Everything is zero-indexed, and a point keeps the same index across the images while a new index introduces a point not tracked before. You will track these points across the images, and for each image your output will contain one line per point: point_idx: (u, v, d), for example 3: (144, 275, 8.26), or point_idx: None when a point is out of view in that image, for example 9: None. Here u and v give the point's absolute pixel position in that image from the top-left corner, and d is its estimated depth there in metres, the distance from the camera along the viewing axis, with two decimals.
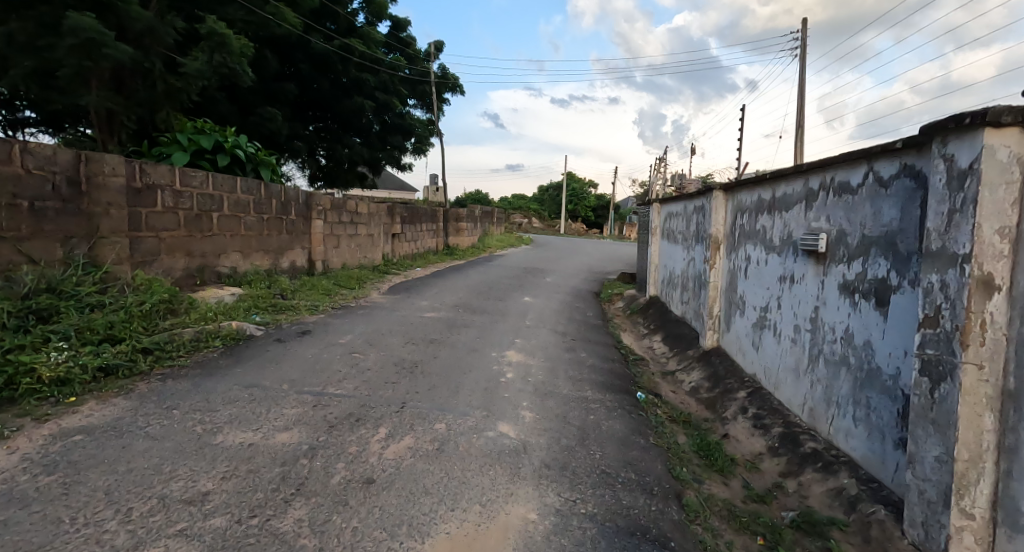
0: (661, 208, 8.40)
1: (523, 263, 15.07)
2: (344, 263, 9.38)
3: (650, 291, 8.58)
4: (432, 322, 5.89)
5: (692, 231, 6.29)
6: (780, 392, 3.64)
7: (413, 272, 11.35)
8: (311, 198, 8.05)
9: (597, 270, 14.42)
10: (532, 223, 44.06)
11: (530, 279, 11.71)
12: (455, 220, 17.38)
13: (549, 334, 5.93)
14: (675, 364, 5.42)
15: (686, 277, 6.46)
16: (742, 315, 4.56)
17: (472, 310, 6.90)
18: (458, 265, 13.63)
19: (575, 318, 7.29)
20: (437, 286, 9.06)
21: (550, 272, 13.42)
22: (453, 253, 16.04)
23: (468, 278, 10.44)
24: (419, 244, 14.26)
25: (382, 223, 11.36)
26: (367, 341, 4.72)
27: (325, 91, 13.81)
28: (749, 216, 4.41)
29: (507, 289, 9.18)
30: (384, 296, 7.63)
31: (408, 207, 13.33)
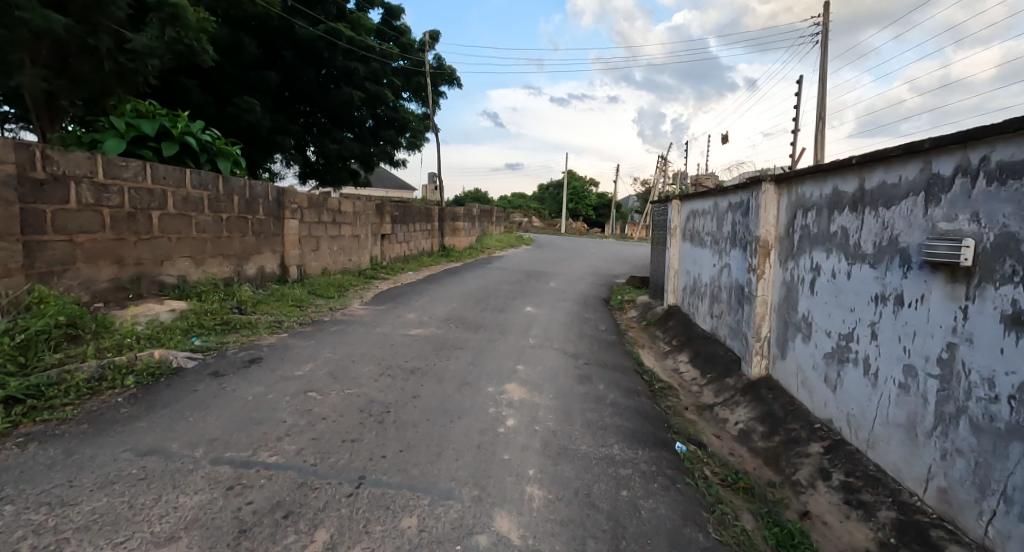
0: (682, 206, 7.47)
1: (524, 265, 14.16)
2: (324, 268, 8.43)
3: (669, 300, 7.65)
4: (417, 342, 4.93)
5: (727, 233, 5.36)
6: (876, 454, 2.71)
7: (404, 276, 10.41)
8: (284, 195, 7.09)
9: (604, 273, 13.44)
10: (532, 222, 43.08)
11: (532, 284, 10.74)
12: (451, 220, 16.39)
13: (558, 357, 4.96)
14: (712, 396, 4.47)
15: (719, 287, 5.53)
16: (805, 340, 3.63)
17: (466, 325, 5.93)
18: (454, 268, 12.70)
19: (586, 333, 6.32)
20: (428, 293, 8.11)
21: (552, 275, 12.49)
22: (449, 254, 15.12)
23: (463, 285, 9.48)
24: (411, 245, 13.34)
25: (369, 224, 10.41)
26: (332, 373, 3.75)
27: (312, 81, 12.84)
28: (819, 215, 3.47)
29: (506, 298, 8.20)
30: (366, 308, 6.67)
31: (400, 205, 12.40)
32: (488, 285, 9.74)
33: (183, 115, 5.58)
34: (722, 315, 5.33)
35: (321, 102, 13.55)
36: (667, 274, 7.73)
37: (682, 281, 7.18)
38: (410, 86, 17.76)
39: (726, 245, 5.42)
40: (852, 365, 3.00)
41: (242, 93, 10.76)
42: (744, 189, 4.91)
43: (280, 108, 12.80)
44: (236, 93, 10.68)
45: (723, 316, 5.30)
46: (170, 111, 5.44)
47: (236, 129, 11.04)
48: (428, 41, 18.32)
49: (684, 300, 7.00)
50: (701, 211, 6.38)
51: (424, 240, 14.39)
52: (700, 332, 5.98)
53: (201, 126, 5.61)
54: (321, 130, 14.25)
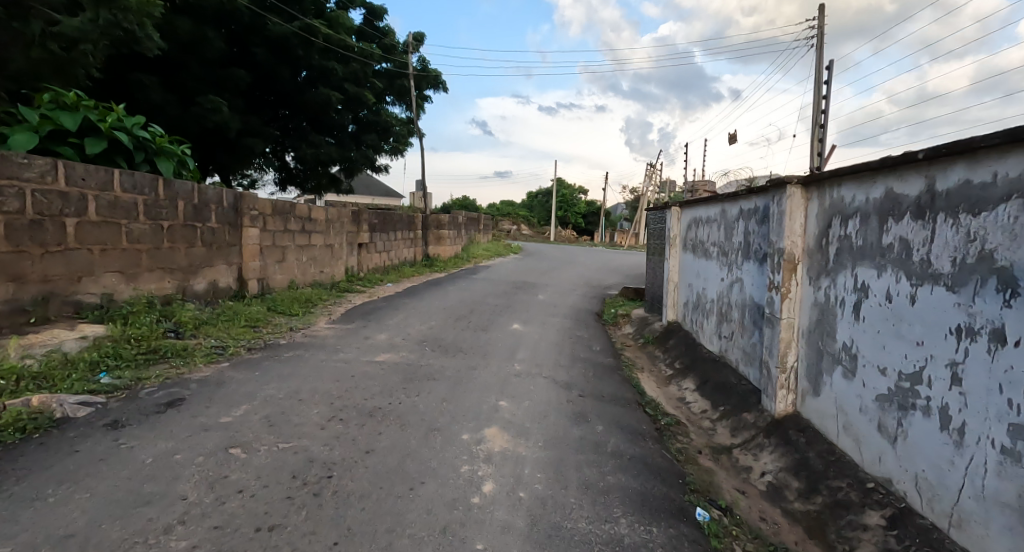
0: (682, 214, 6.88)
1: (511, 276, 13.54)
2: (290, 280, 7.69)
3: (668, 317, 7.05)
4: (384, 372, 4.21)
5: (738, 243, 4.76)
6: (966, 537, 2.07)
7: (382, 289, 9.71)
8: (242, 200, 6.35)
9: (595, 284, 12.82)
10: (520, 230, 42.54)
11: (520, 297, 10.07)
12: (436, 228, 15.67)
13: (549, 390, 4.27)
14: (728, 435, 3.84)
15: (730, 305, 4.93)
16: (845, 375, 3.00)
17: (444, 348, 5.22)
18: (436, 279, 12.04)
19: (578, 355, 5.67)
20: (404, 309, 7.40)
21: (541, 286, 11.86)
22: (433, 264, 14.45)
23: (444, 299, 8.77)
24: (392, 255, 12.65)
25: (344, 233, 9.67)
26: (269, 419, 3.03)
27: (286, 81, 12.12)
28: (865, 223, 2.86)
29: (491, 314, 7.50)
30: (332, 327, 5.95)
31: (380, 213, 11.72)
32: (472, 299, 9.04)
33: (118, 109, 4.88)
34: (735, 338, 4.72)
35: (297, 103, 12.84)
36: (666, 288, 7.13)
37: (683, 297, 6.59)
38: (393, 89, 17.11)
39: (737, 257, 4.82)
40: (919, 413, 2.38)
41: (208, 91, 10.03)
42: (761, 194, 4.31)
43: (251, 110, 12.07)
44: (202, 91, 9.95)
45: (737, 338, 4.69)
46: (101, 103, 4.73)
47: (202, 130, 10.30)
48: (412, 43, 17.70)
49: (687, 317, 6.39)
50: (707, 219, 5.78)
51: (405, 250, 13.67)
52: (709, 355, 5.34)
53: (138, 121, 4.90)
54: (297, 134, 13.53)
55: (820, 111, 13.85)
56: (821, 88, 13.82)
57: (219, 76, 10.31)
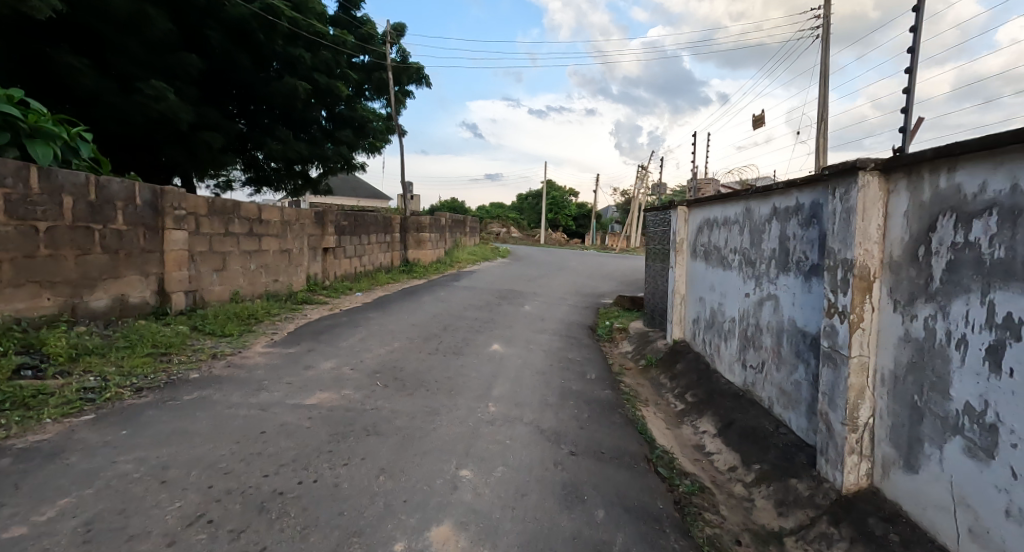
0: (690, 215, 5.91)
1: (496, 282, 12.54)
2: (232, 292, 6.60)
3: (674, 336, 6.08)
4: (311, 424, 3.14)
5: (772, 252, 3.79)
6: None
7: (347, 300, 8.66)
8: (162, 197, 5.24)
9: (587, 292, 11.85)
10: (510, 233, 41.59)
11: (504, 308, 9.06)
12: (416, 230, 14.62)
13: (533, 446, 3.23)
14: (772, 512, 2.84)
15: (760, 328, 3.95)
16: (969, 452, 2.01)
17: (402, 382, 4.17)
18: (413, 287, 11.00)
19: (570, 386, 4.66)
20: (367, 327, 6.37)
21: (529, 295, 10.86)
22: (411, 270, 13.41)
23: (416, 312, 7.72)
24: (366, 260, 11.60)
25: (304, 236, 8.60)
26: (91, 527, 1.94)
27: (248, 69, 10.98)
28: (1011, 224, 1.86)
29: (467, 333, 6.45)
30: (270, 352, 4.89)
31: (351, 214, 10.67)
32: (448, 311, 8.00)
33: None
34: (770, 370, 3.75)
35: (261, 95, 11.73)
36: (671, 301, 6.16)
37: (694, 314, 5.61)
38: (371, 82, 16.07)
39: (769, 268, 3.85)
40: None
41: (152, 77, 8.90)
42: (807, 188, 3.33)
43: (207, 100, 10.92)
44: (144, 77, 8.81)
45: (773, 371, 3.71)
46: None
47: (147, 121, 9.18)
48: (392, 34, 16.64)
49: (700, 338, 5.41)
50: (724, 221, 4.81)
51: (381, 254, 12.63)
52: (733, 389, 4.36)
53: (5, 96, 3.86)
54: (263, 128, 12.41)
55: (825, 106, 13.10)
56: (824, 83, 13.10)
57: (166, 61, 9.19)
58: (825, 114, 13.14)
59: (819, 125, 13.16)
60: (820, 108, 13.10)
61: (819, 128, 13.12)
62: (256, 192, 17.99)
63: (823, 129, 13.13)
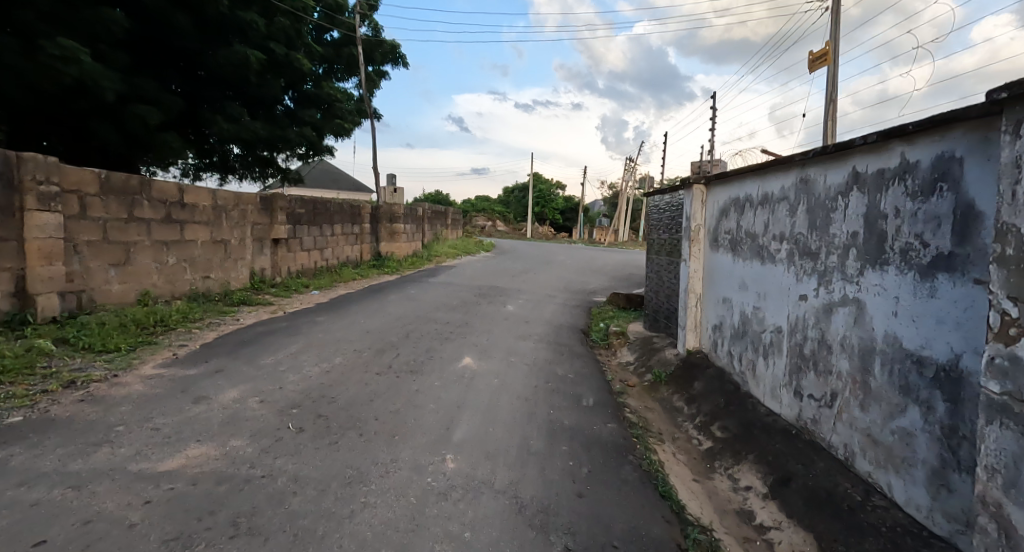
0: (710, 195, 4.79)
1: (477, 278, 11.36)
2: (142, 291, 5.33)
3: (689, 345, 4.99)
4: (141, 519, 1.92)
5: (850, 237, 2.66)
6: None
7: (298, 301, 7.43)
8: (17, 166, 3.98)
9: (577, 289, 10.73)
10: (496, 226, 40.30)
11: (483, 308, 7.89)
12: (389, 221, 13.38)
13: (506, 542, 2.06)
14: None
15: (827, 344, 2.84)
16: None
17: (326, 423, 2.96)
18: (382, 285, 9.77)
19: (561, 420, 3.50)
20: (310, 335, 5.16)
21: (512, 292, 9.70)
22: (383, 265, 12.19)
23: (376, 314, 6.52)
24: (328, 254, 10.35)
25: (244, 225, 7.35)
26: None
27: (189, 35, 9.64)
28: None
29: (434, 343, 5.26)
30: (158, 376, 3.63)
31: (307, 202, 9.41)
32: (416, 313, 6.81)
33: None
34: (849, 406, 2.62)
35: (208, 65, 10.37)
36: (684, 302, 5.05)
37: (717, 319, 4.51)
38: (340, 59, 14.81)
39: (843, 261, 2.73)
40: None
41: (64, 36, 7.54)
42: (925, 138, 2.19)
43: (142, 72, 9.56)
44: (53, 35, 7.45)
45: (854, 408, 2.59)
46: None
47: (62, 89, 7.84)
48: (364, 6, 15.29)
49: (725, 350, 4.30)
50: (764, 200, 3.69)
51: (347, 247, 11.39)
52: (782, 423, 3.24)
53: None
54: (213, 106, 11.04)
55: (835, 85, 12.13)
56: (834, 61, 12.13)
57: (84, 19, 7.83)
58: (835, 94, 12.18)
59: (827, 105, 12.19)
60: (829, 87, 12.14)
61: (828, 109, 12.14)
62: (218, 181, 16.57)
63: (832, 110, 12.18)
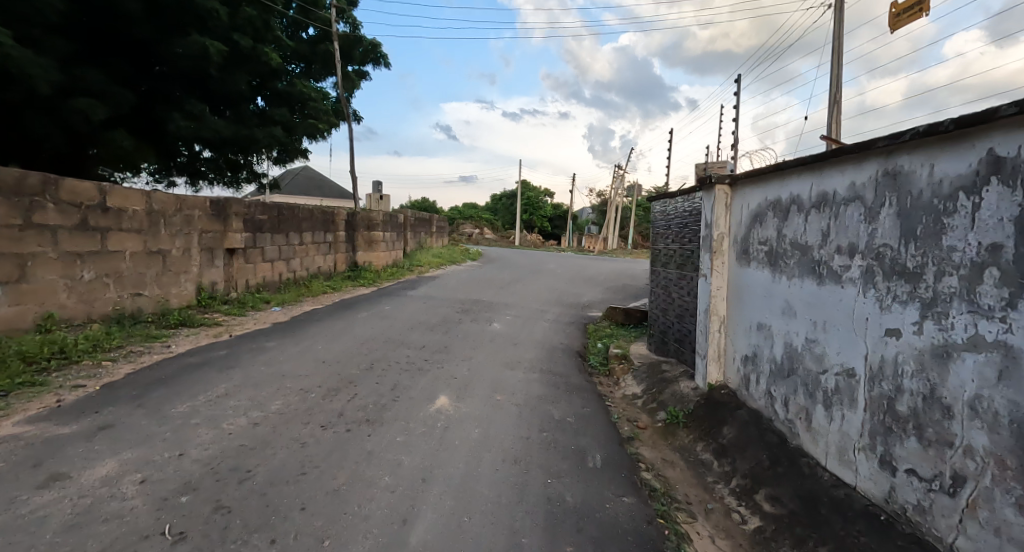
0: (736, 197, 3.97)
1: (462, 291, 10.49)
2: (42, 313, 4.43)
3: (711, 379, 4.15)
4: None
5: (989, 253, 1.83)
6: None
7: (254, 321, 6.51)
8: None
9: (569, 303, 9.90)
10: (484, 233, 39.49)
11: (466, 327, 7.00)
12: (367, 228, 12.50)
13: None
14: None
15: (943, 404, 1.99)
16: None
17: (226, 522, 2.04)
18: (356, 299, 8.86)
19: (561, 495, 2.62)
20: (250, 368, 4.22)
21: (499, 307, 8.84)
22: (359, 277, 11.30)
23: (340, 337, 5.59)
24: (295, 265, 9.44)
25: (190, 232, 6.40)
26: None
27: (139, 23, 8.70)
28: None
29: (403, 377, 4.35)
30: (16, 436, 2.68)
31: (270, 208, 8.50)
32: (387, 335, 5.90)
33: None
34: (992, 502, 1.78)
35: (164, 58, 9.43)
36: (705, 326, 4.22)
37: (750, 350, 3.68)
38: (316, 56, 13.95)
39: (971, 286, 1.90)
40: None
41: None
42: None
43: (86, 63, 8.60)
44: None
45: (1002, 507, 1.75)
46: None
47: None
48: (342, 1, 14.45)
49: (763, 389, 3.46)
50: (821, 203, 2.86)
51: (318, 258, 10.49)
52: (861, 503, 2.38)
53: None
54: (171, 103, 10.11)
55: (839, 86, 11.60)
56: (838, 61, 11.59)
57: (12, 0, 6.90)
58: (839, 96, 11.64)
59: (831, 107, 11.63)
60: (833, 89, 11.59)
61: (832, 111, 11.58)
62: (195, 189, 15.57)
63: (836, 113, 11.63)
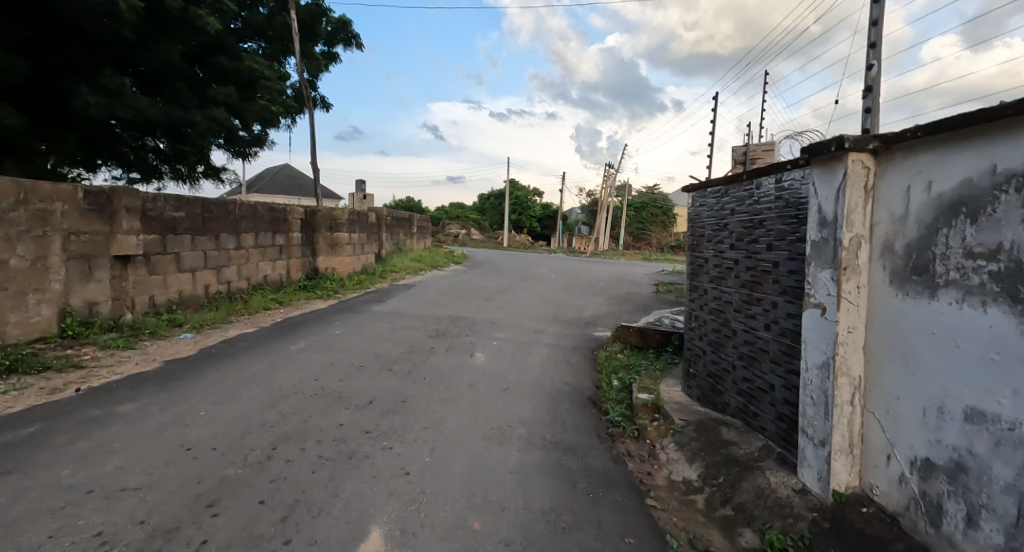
0: (895, 171, 2.28)
1: (439, 304, 8.73)
2: None
3: (838, 484, 2.45)
4: None
5: None
6: None
7: (142, 357, 4.75)
8: None
9: (568, 320, 8.21)
10: (471, 234, 37.69)
11: (438, 361, 5.26)
12: (330, 229, 10.69)
13: None
14: None
15: None
16: None
17: None
18: (303, 319, 7.08)
19: None
20: (42, 472, 2.43)
21: (484, 328, 7.09)
22: (317, 288, 9.50)
23: (245, 387, 3.83)
24: (230, 276, 7.67)
25: (47, 235, 4.70)
26: None
27: None
28: None
29: (315, 482, 2.59)
30: None
31: (191, 203, 6.71)
32: (322, 382, 4.16)
33: None
34: None
35: (66, 18, 7.63)
36: (823, 391, 2.50)
37: (948, 455, 1.97)
38: (270, 30, 12.27)
39: None
40: None
41: None
42: None
43: None
44: None
45: None
46: None
47: None
48: None
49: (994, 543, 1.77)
50: None
51: (265, 265, 8.69)
52: None
53: None
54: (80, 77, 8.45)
55: None
56: None
57: None
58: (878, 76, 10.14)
59: None
60: None
61: None
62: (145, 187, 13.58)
63: None
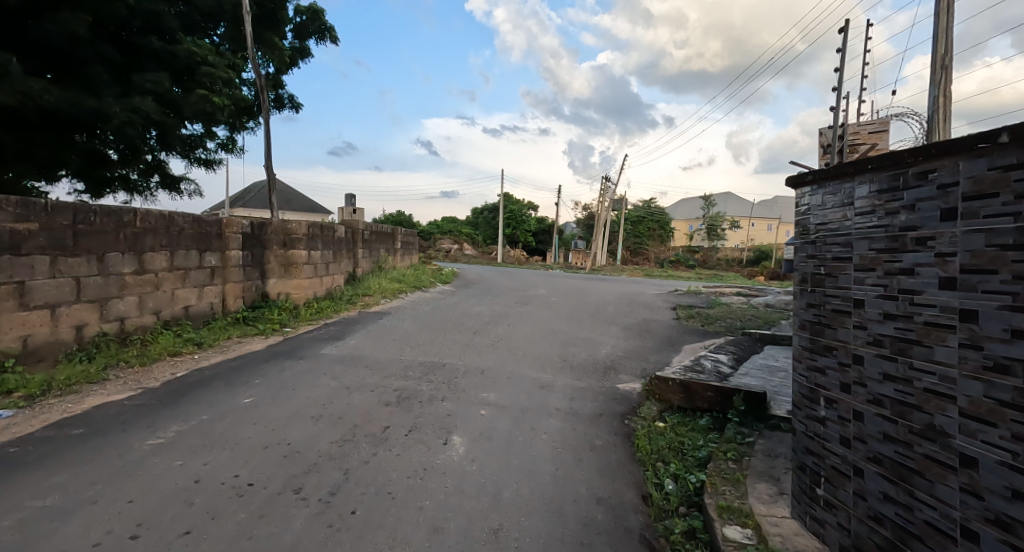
0: None
1: (412, 343, 6.73)
2: None
3: None
4: None
5: None
6: None
7: None
8: None
9: (582, 365, 6.21)
10: (464, 249, 35.76)
11: (387, 462, 3.24)
12: (283, 245, 8.70)
13: None
14: None
15: None
16: None
17: None
18: (213, 373, 5.05)
19: None
20: None
21: (468, 383, 5.08)
22: (259, 321, 7.47)
23: None
24: (127, 308, 5.69)
25: None
26: None
27: None
28: None
29: None
30: None
31: (49, 211, 4.80)
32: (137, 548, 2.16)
33: None
34: None
35: None
36: None
37: None
38: (221, 13, 10.50)
39: None
40: None
41: None
42: None
43: None
44: None
45: None
46: None
47: None
48: None
49: None
50: None
51: (186, 293, 6.69)
52: None
53: None
54: None
55: (949, 47, 8.32)
56: (943, 12, 8.44)
57: None
58: (948, 59, 8.37)
59: (939, 75, 8.35)
60: (941, 48, 8.34)
61: (941, 78, 8.33)
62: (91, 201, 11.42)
63: (945, 81, 8.36)
